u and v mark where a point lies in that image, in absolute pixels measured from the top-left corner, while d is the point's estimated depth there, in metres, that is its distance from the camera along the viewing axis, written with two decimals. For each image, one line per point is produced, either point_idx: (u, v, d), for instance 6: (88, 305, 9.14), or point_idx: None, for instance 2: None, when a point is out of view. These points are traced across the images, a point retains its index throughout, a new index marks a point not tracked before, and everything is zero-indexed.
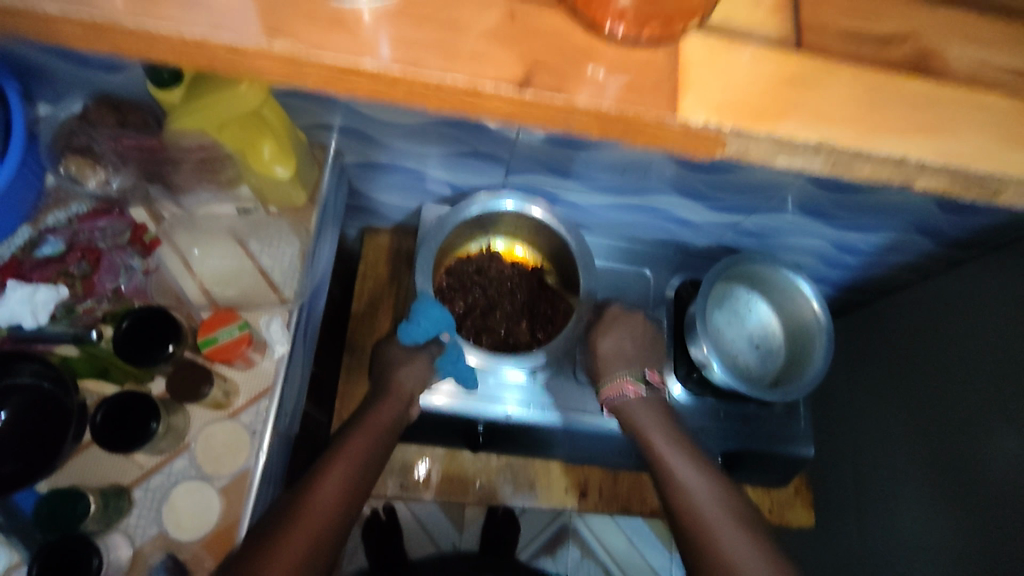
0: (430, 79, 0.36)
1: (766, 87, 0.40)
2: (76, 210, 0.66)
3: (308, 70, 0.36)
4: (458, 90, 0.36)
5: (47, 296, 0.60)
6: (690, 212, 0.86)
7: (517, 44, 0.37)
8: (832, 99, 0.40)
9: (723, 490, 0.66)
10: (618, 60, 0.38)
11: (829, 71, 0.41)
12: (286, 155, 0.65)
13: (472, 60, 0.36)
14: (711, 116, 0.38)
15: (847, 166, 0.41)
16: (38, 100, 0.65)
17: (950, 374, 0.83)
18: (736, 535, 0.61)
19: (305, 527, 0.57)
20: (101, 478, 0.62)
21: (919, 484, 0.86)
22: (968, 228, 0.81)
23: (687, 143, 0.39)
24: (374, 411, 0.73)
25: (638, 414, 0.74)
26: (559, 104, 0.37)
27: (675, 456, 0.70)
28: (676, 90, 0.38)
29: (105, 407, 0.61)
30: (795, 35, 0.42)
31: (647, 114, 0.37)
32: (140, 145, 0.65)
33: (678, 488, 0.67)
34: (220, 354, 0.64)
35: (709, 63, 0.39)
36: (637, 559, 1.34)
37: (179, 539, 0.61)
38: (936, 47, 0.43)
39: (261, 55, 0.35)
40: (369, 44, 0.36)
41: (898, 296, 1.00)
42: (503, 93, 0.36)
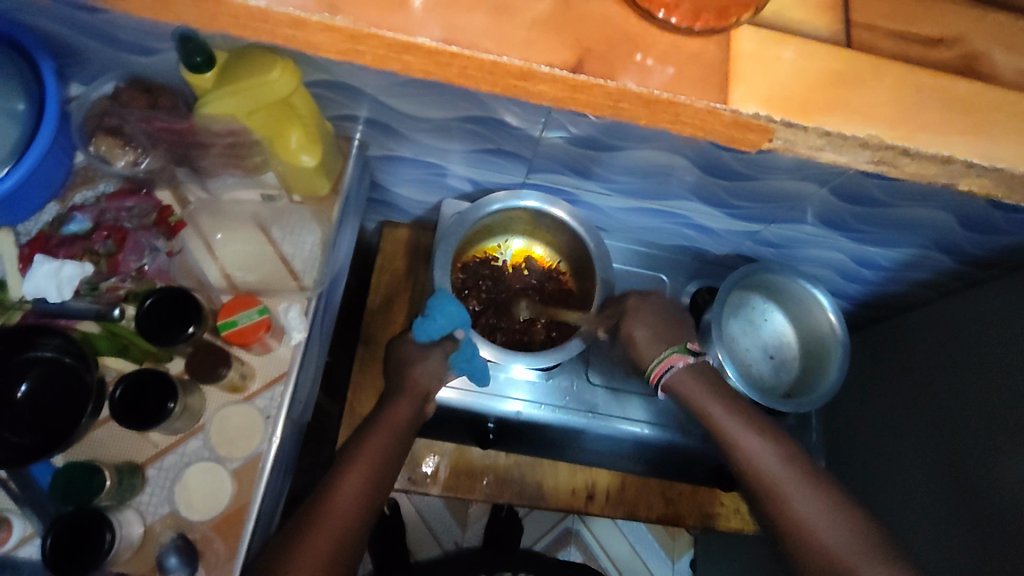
0: (486, 59, 0.38)
1: (812, 81, 0.41)
2: (103, 189, 0.67)
3: (364, 46, 0.38)
4: (513, 71, 0.38)
5: (72, 272, 0.62)
6: (710, 219, 0.86)
7: (570, 30, 0.39)
8: (878, 95, 0.42)
9: (788, 455, 0.68)
10: (671, 49, 0.40)
11: (875, 68, 0.42)
12: (312, 144, 0.66)
13: (523, 46, 0.38)
14: (759, 108, 0.40)
15: (892, 162, 0.42)
16: (71, 81, 0.67)
17: (966, 395, 0.82)
18: (807, 496, 0.64)
19: (328, 528, 0.60)
20: (116, 455, 0.63)
21: (925, 504, 0.85)
22: (989, 248, 0.80)
23: (731, 133, 0.41)
24: (391, 409, 0.73)
25: (684, 383, 0.73)
26: (611, 89, 0.39)
27: (733, 422, 0.70)
28: (726, 81, 0.40)
29: (123, 383, 0.61)
30: (844, 33, 0.42)
31: (696, 102, 0.39)
32: (170, 128, 0.64)
33: (743, 457, 0.68)
34: (238, 337, 0.64)
35: (759, 55, 0.41)
36: (638, 566, 1.34)
37: (190, 519, 0.62)
38: (983, 50, 0.44)
39: (321, 27, 0.37)
40: (420, 25, 0.38)
41: (916, 313, 0.99)
42: (557, 75, 0.38)
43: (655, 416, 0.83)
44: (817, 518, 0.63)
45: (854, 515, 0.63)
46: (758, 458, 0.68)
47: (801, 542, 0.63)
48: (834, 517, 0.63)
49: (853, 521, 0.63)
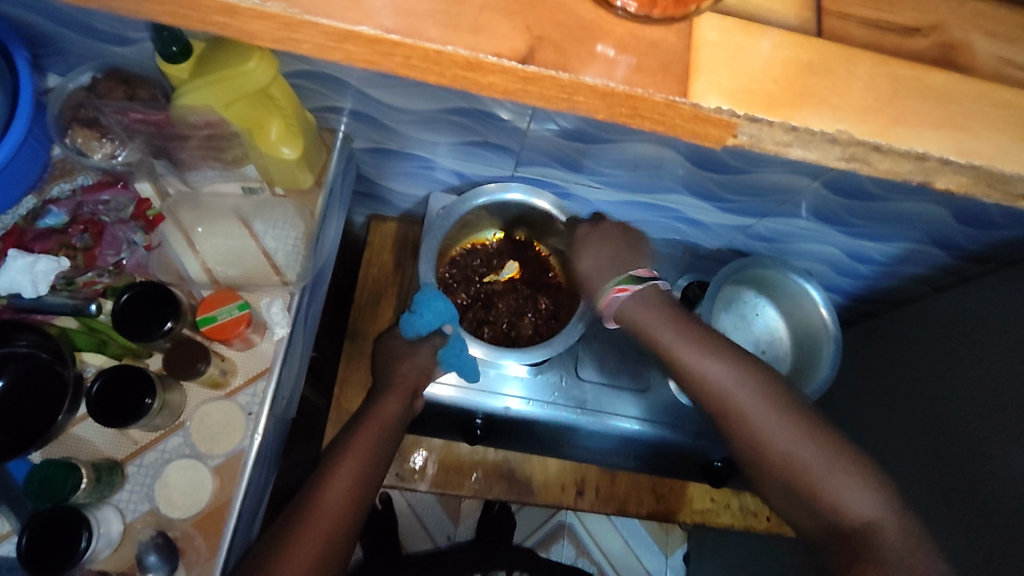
0: (430, 49, 0.33)
1: (782, 72, 0.37)
2: (81, 181, 0.66)
3: (300, 35, 0.33)
4: (459, 62, 0.34)
5: (47, 266, 0.59)
6: (701, 213, 0.85)
7: (522, 15, 0.35)
8: (849, 85, 0.38)
9: (744, 368, 0.64)
10: (628, 38, 0.35)
11: (847, 56, 0.38)
12: (292, 136, 0.65)
13: (471, 33, 0.33)
14: (722, 101, 0.35)
15: (865, 159, 0.38)
16: (48, 72, 0.66)
17: (962, 392, 0.81)
18: (771, 420, 0.61)
19: (313, 535, 0.58)
20: (93, 452, 0.62)
21: (912, 499, 0.83)
22: (985, 241, 0.79)
23: (692, 129, 0.37)
24: (380, 404, 0.72)
25: (635, 312, 0.68)
26: (563, 82, 0.34)
27: (687, 346, 0.65)
28: (685, 72, 0.36)
29: (102, 377, 0.60)
30: (815, 22, 0.40)
31: (655, 95, 0.35)
32: (146, 120, 0.62)
33: (698, 379, 0.64)
34: (218, 332, 0.63)
35: (721, 43, 0.37)
36: (631, 560, 1.34)
37: (169, 517, 0.61)
38: (963, 39, 0.41)
39: (253, 15, 0.32)
40: (369, 12, 0.33)
41: (911, 308, 0.98)
42: (504, 67, 0.33)
43: (644, 411, 0.82)
44: (789, 441, 0.60)
45: (814, 431, 0.61)
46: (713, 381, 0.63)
47: (766, 463, 0.61)
48: (801, 430, 0.60)
49: (819, 438, 0.60)
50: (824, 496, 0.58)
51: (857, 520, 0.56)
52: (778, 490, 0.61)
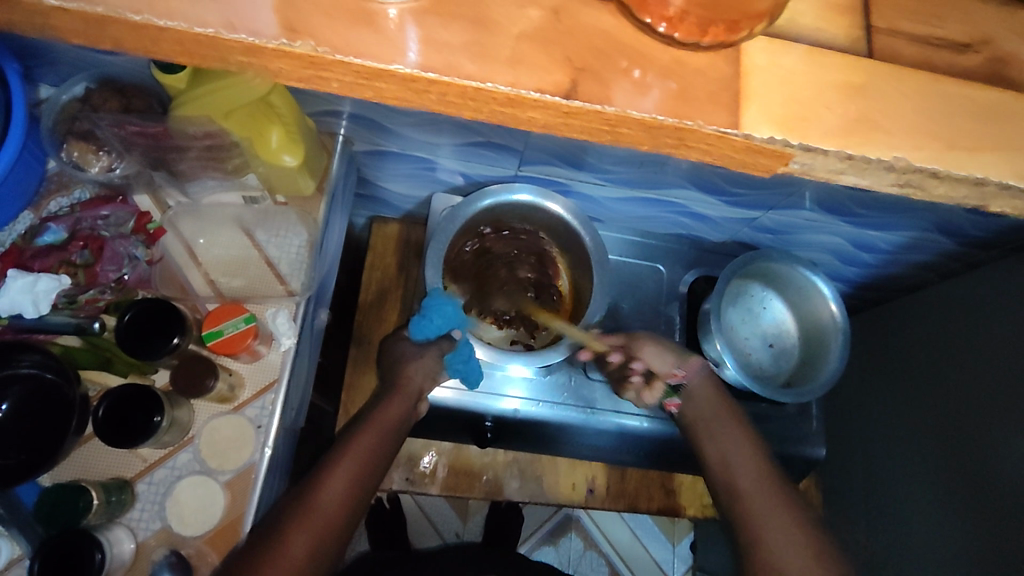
0: (468, 86, 0.32)
1: (831, 96, 0.36)
2: (78, 196, 0.65)
3: (330, 74, 0.32)
4: (499, 99, 0.32)
5: (47, 284, 0.58)
6: (707, 207, 0.84)
7: (561, 45, 0.33)
8: (901, 108, 0.36)
9: (754, 449, 0.71)
10: (672, 66, 0.34)
11: (898, 76, 0.37)
12: (294, 144, 0.63)
13: (509, 66, 0.32)
14: (772, 130, 0.34)
15: (919, 185, 0.37)
16: (40, 82, 0.64)
17: (967, 378, 0.81)
18: (766, 499, 0.65)
19: (309, 529, 0.56)
20: (103, 472, 0.61)
21: (929, 486, 0.85)
22: (991, 228, 0.78)
23: (740, 158, 0.36)
24: (382, 406, 0.71)
25: (692, 376, 0.78)
26: (607, 115, 0.33)
27: (736, 453, 0.71)
28: (735, 99, 0.34)
29: (106, 400, 0.59)
30: (863, 40, 0.38)
31: (702, 125, 0.33)
32: (145, 132, 0.61)
33: (712, 442, 0.72)
34: (226, 347, 0.62)
35: (769, 68, 0.35)
36: (639, 551, 1.34)
37: (182, 534, 0.61)
38: (1016, 54, 0.39)
39: (279, 55, 0.31)
40: (399, 47, 0.31)
41: (916, 295, 0.97)
42: (546, 102, 0.32)
43: (655, 409, 0.82)
44: (769, 515, 0.63)
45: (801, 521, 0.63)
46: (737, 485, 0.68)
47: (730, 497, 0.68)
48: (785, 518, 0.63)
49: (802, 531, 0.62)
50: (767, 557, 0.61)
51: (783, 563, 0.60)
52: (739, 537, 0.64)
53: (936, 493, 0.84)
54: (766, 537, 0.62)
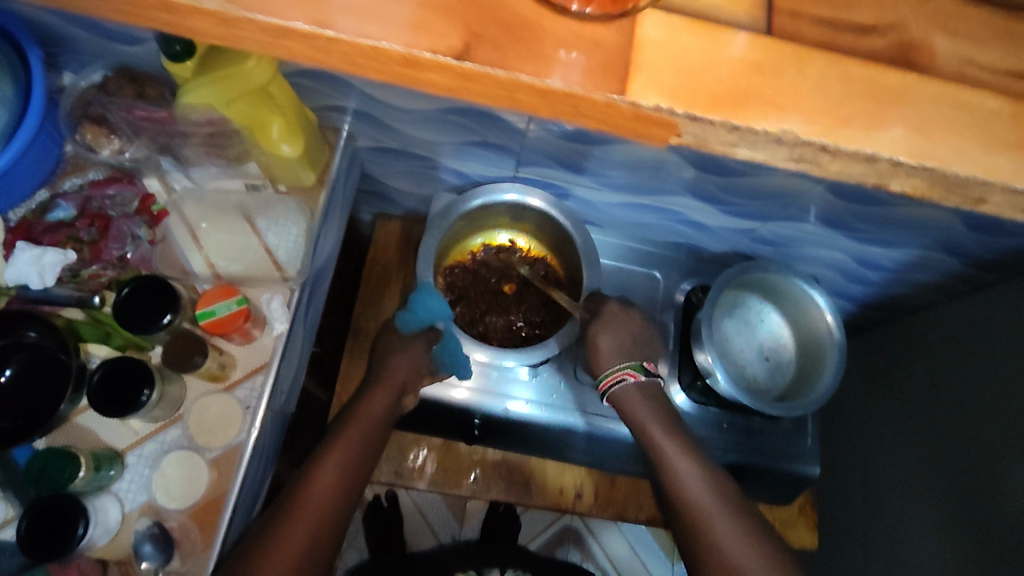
0: (366, 45, 0.35)
1: (731, 72, 0.37)
2: (92, 177, 0.67)
3: (242, 32, 0.35)
4: (397, 58, 0.35)
5: (54, 259, 0.61)
6: (704, 216, 0.84)
7: (461, 12, 0.36)
8: (799, 87, 0.38)
9: (721, 487, 0.64)
10: (571, 37, 0.36)
11: (799, 57, 0.38)
12: (294, 135, 0.66)
13: (409, 30, 0.35)
14: (660, 99, 0.36)
15: (813, 160, 0.39)
16: (64, 70, 0.67)
17: (969, 405, 0.79)
18: (729, 524, 0.60)
19: (302, 525, 0.58)
20: (92, 441, 0.63)
21: (927, 518, 0.82)
22: (997, 250, 0.77)
23: (636, 127, 0.38)
24: (367, 400, 0.72)
25: (631, 401, 0.72)
26: (501, 78, 0.35)
27: (672, 446, 0.68)
28: (626, 70, 0.37)
29: (103, 368, 0.61)
30: (766, 20, 0.39)
31: (592, 93, 0.36)
32: (150, 117, 0.65)
33: (675, 482, 0.65)
34: (217, 327, 0.64)
35: (665, 42, 0.37)
36: (636, 566, 1.33)
37: (166, 507, 0.63)
38: (923, 40, 0.40)
39: (193, 13, 0.33)
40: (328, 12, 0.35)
41: (921, 316, 0.95)
42: (441, 63, 0.35)
43: None
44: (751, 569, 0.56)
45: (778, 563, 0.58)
46: (685, 479, 0.65)
47: (670, 489, 0.65)
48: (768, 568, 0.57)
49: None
50: (709, 535, 0.60)
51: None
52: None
53: (933, 527, 0.81)
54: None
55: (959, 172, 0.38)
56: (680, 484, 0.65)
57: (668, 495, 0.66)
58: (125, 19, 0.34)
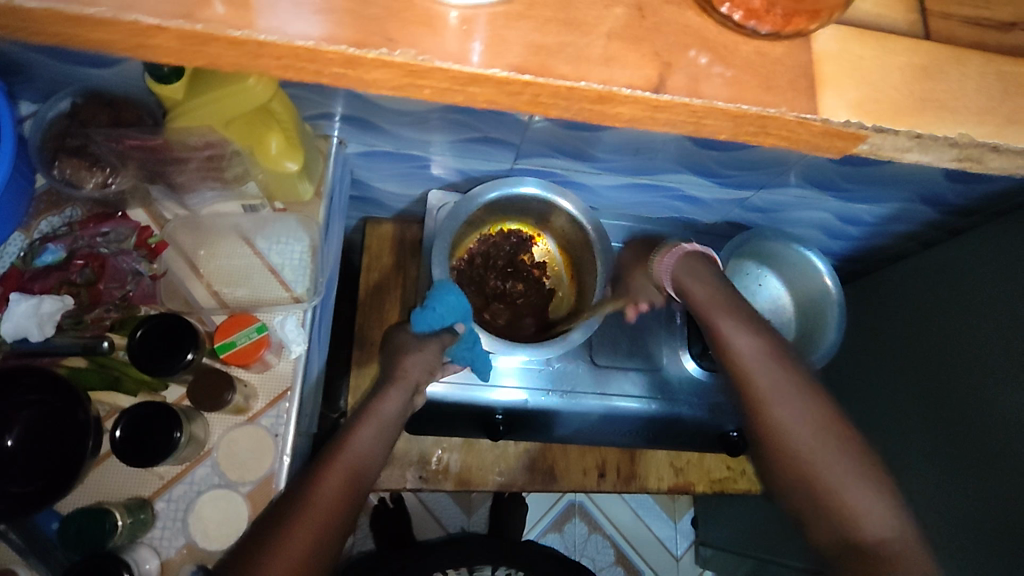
0: (561, 86, 0.31)
1: (902, 76, 0.37)
2: (70, 214, 0.63)
3: (425, 81, 0.32)
4: (591, 96, 0.32)
5: (52, 307, 0.57)
6: (700, 190, 0.85)
7: (647, 41, 0.33)
8: (964, 88, 0.37)
9: (785, 362, 0.60)
10: (731, 53, 0.34)
11: (956, 59, 0.38)
12: (294, 149, 0.62)
13: (603, 64, 0.32)
14: (850, 114, 0.35)
15: (977, 157, 0.38)
16: (20, 99, 0.62)
17: (956, 337, 0.84)
18: (792, 397, 0.57)
19: (308, 524, 0.55)
20: (120, 492, 0.60)
21: (914, 452, 0.85)
22: (973, 196, 0.82)
23: (815, 143, 0.36)
24: (379, 400, 0.69)
25: (687, 275, 0.70)
26: (695, 108, 0.33)
27: (727, 319, 0.64)
28: (813, 85, 0.35)
29: (125, 419, 0.57)
30: (923, 24, 0.39)
31: (788, 113, 0.33)
32: (144, 145, 0.59)
33: (733, 364, 0.61)
34: (238, 358, 0.62)
35: (841, 53, 0.36)
36: (642, 530, 1.38)
37: (208, 549, 0.60)
38: None
39: (379, 65, 0.31)
40: (459, 47, 0.31)
41: (900, 265, 1.01)
42: (639, 98, 0.32)
43: (648, 388, 0.85)
44: (803, 428, 0.55)
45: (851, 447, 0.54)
46: (743, 356, 0.61)
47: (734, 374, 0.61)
48: (833, 443, 0.54)
49: (845, 444, 0.54)
50: (765, 412, 0.57)
51: (869, 536, 0.50)
52: (787, 479, 0.55)
53: (918, 458, 0.84)
54: (795, 447, 0.55)
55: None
56: (738, 360, 0.61)
57: (738, 388, 0.60)
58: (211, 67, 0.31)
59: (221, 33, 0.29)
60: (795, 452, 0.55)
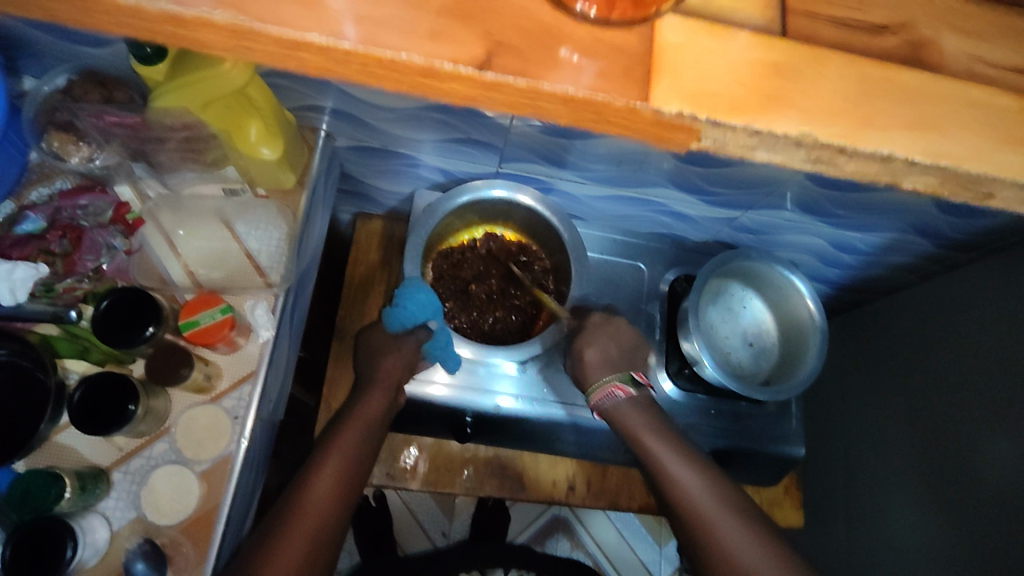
0: (384, 56, 0.34)
1: (749, 73, 0.38)
2: (59, 186, 0.65)
3: (255, 44, 0.34)
4: (415, 69, 0.35)
5: (25, 274, 0.58)
6: (687, 207, 0.84)
7: (482, 21, 0.36)
8: (817, 88, 0.39)
9: (729, 497, 0.65)
10: (591, 44, 0.37)
11: (817, 60, 0.40)
12: (273, 137, 0.64)
13: (429, 41, 0.35)
14: (683, 105, 0.36)
15: (830, 161, 0.39)
16: (24, 74, 0.65)
17: (945, 375, 0.82)
18: (734, 525, 0.62)
19: (301, 530, 0.58)
20: (77, 460, 0.62)
21: (911, 503, 0.84)
22: (972, 232, 0.79)
23: (655, 132, 0.38)
24: (362, 404, 0.72)
25: (626, 415, 0.72)
26: (523, 88, 0.35)
27: (673, 460, 0.67)
28: (647, 75, 0.37)
29: (84, 384, 0.59)
30: (780, 20, 0.41)
31: (616, 100, 0.36)
32: (122, 123, 0.61)
33: (675, 488, 0.66)
34: (201, 336, 0.63)
35: (684, 46, 0.38)
36: (626, 552, 1.35)
37: (157, 523, 0.61)
38: (934, 38, 0.42)
39: (201, 24, 0.33)
40: (331, 24, 0.34)
41: (895, 298, 0.98)
42: (460, 73, 0.34)
43: None
44: (744, 547, 0.60)
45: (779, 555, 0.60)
46: (690, 491, 0.65)
47: (683, 514, 0.64)
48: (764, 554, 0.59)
49: (779, 557, 0.59)
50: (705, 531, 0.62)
51: None
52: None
53: (917, 512, 0.83)
54: (725, 550, 0.60)
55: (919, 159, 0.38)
56: (684, 493, 0.65)
57: (670, 504, 0.66)
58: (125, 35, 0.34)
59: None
60: (725, 554, 0.60)
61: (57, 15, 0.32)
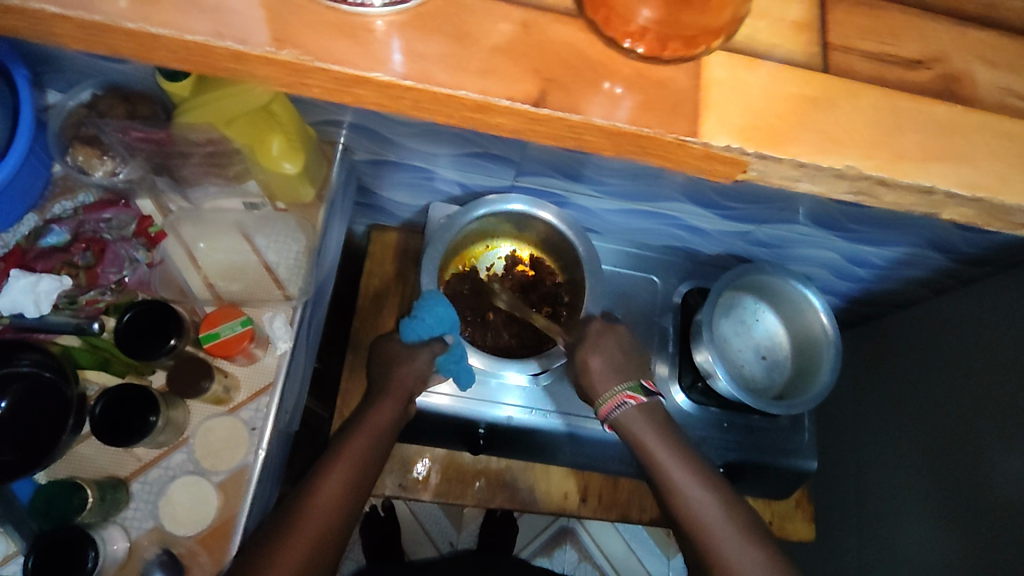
0: (439, 92, 0.35)
1: (786, 106, 0.39)
2: (82, 199, 0.66)
3: (312, 79, 0.35)
4: (469, 104, 0.35)
5: (49, 286, 0.59)
6: (703, 221, 0.85)
7: (528, 57, 0.36)
8: (853, 120, 0.39)
9: (737, 512, 0.65)
10: (636, 78, 0.37)
11: (852, 92, 0.40)
12: (294, 152, 0.65)
13: (479, 76, 0.35)
14: (732, 139, 0.37)
15: (869, 191, 0.40)
16: (48, 88, 0.65)
17: (956, 391, 0.82)
18: (740, 544, 0.62)
19: (305, 531, 0.59)
20: (98, 470, 0.62)
21: (921, 518, 0.84)
22: (984, 245, 0.79)
23: (702, 164, 0.39)
24: (374, 409, 0.72)
25: (636, 424, 0.71)
26: (574, 121, 0.36)
27: (681, 474, 0.67)
28: (696, 110, 0.37)
29: (104, 398, 0.60)
30: (822, 58, 0.41)
31: (665, 134, 0.36)
32: (148, 138, 0.62)
33: (682, 501, 0.66)
34: (222, 348, 0.63)
35: (729, 81, 0.38)
36: (633, 563, 1.34)
37: (174, 533, 0.61)
38: (965, 69, 0.42)
39: (266, 61, 0.34)
40: (379, 57, 0.34)
41: (909, 312, 0.98)
42: (515, 108, 0.35)
43: None
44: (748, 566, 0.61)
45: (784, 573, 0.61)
46: (698, 506, 0.65)
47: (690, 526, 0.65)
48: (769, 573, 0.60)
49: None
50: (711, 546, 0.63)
51: None
52: None
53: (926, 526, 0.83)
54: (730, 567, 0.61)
55: (956, 189, 0.39)
56: (692, 508, 0.65)
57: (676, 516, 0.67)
58: (185, 67, 0.35)
59: (142, 31, 0.32)
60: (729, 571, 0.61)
61: (120, 50, 0.34)
